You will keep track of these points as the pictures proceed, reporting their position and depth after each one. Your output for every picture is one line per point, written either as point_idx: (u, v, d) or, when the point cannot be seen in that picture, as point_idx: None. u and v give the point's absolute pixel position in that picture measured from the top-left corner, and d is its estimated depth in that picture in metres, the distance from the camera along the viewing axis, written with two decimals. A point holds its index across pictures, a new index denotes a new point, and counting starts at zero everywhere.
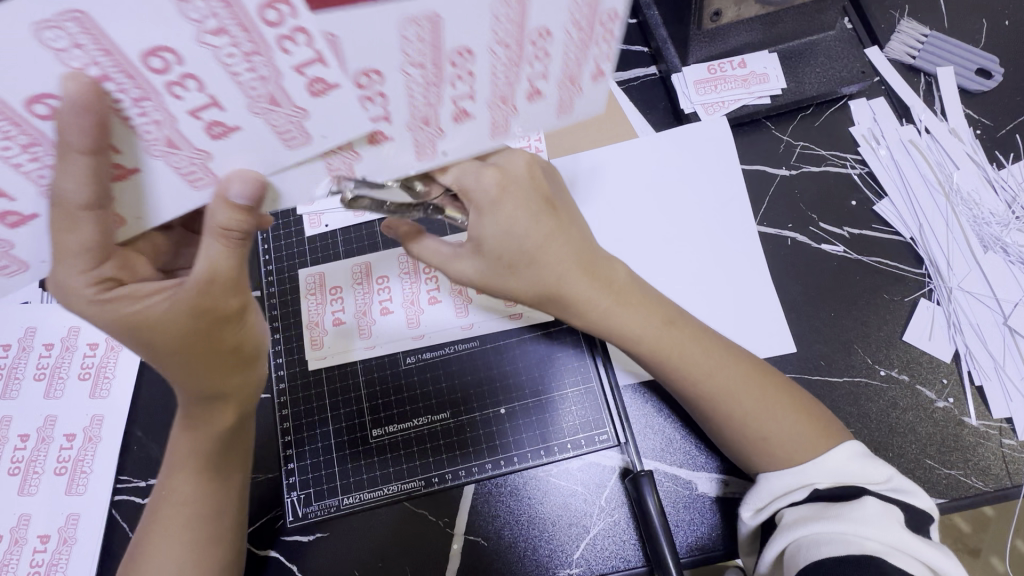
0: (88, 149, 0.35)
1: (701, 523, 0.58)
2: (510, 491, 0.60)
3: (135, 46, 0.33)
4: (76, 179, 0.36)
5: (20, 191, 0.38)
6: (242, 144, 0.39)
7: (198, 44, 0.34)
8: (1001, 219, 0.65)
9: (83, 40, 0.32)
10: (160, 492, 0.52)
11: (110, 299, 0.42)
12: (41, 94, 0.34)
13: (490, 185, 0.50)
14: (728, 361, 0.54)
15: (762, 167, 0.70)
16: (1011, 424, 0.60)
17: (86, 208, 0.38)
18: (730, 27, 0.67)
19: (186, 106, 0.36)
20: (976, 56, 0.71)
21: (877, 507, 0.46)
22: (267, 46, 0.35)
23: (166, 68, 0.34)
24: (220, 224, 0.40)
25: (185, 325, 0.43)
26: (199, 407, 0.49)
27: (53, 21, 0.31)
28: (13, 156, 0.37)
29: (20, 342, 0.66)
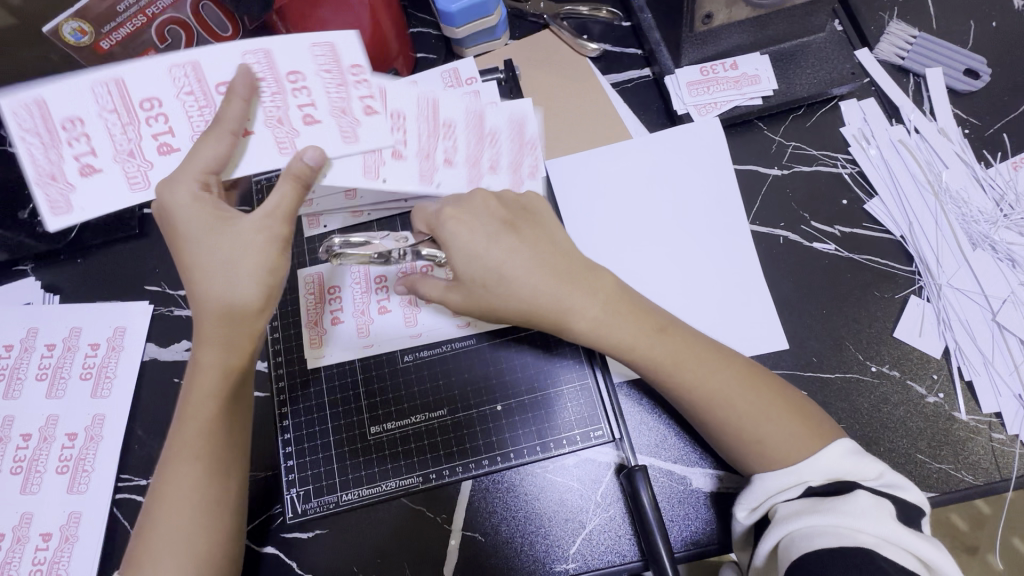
0: (246, 99, 0.53)
1: (695, 519, 0.59)
2: (506, 488, 0.61)
3: (286, 67, 0.56)
4: (230, 113, 0.51)
5: (180, 130, 0.54)
6: (317, 135, 0.56)
7: (315, 74, 0.57)
8: (989, 217, 0.66)
9: (262, 64, 0.56)
10: (162, 465, 0.50)
11: (201, 199, 0.49)
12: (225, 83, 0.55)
13: (445, 211, 0.58)
14: (722, 366, 0.54)
15: (755, 166, 0.71)
16: (1000, 418, 0.61)
17: (234, 134, 0.51)
18: (722, 30, 0.68)
19: (297, 103, 0.56)
20: (964, 56, 0.72)
21: (868, 500, 0.47)
22: (348, 83, 0.58)
23: (295, 82, 0.56)
24: (293, 170, 0.51)
25: (244, 240, 0.49)
26: (217, 333, 0.50)
27: (251, 51, 0.56)
28: (191, 110, 0.54)
29: (22, 343, 0.66)
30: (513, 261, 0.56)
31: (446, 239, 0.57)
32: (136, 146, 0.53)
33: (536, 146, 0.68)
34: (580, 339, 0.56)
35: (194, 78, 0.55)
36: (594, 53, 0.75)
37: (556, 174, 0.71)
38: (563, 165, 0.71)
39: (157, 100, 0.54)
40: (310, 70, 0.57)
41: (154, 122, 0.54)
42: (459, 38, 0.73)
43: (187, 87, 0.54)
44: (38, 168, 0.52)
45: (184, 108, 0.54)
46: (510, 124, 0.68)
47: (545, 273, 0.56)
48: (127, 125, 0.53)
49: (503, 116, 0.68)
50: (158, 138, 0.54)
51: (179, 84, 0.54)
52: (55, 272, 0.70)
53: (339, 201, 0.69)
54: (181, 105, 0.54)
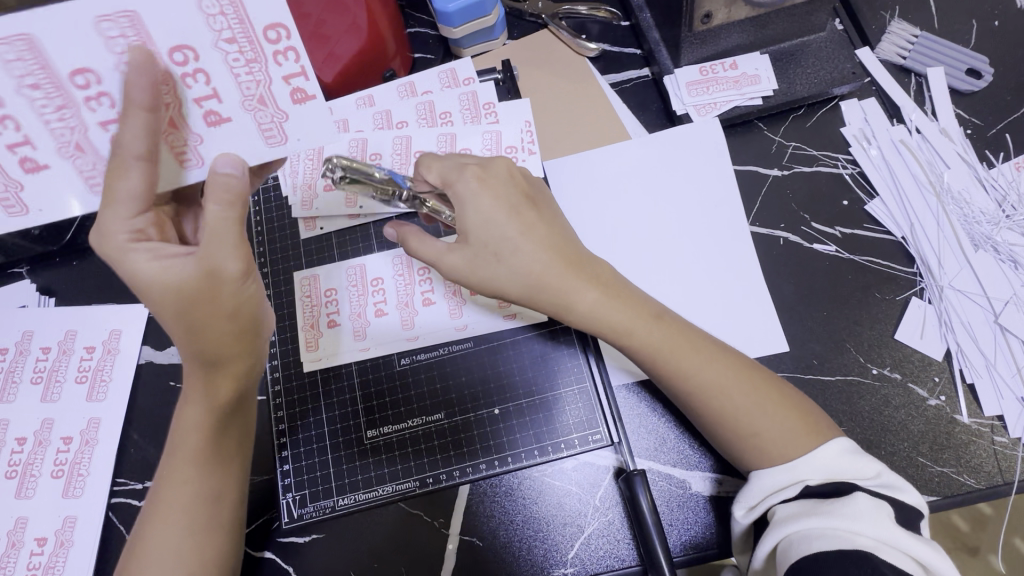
0: (149, 108, 0.43)
1: (695, 523, 0.58)
2: (504, 493, 0.60)
3: (166, 43, 0.45)
4: (136, 132, 0.43)
5: (41, 140, 0.47)
6: (228, 135, 0.49)
7: (212, 48, 0.46)
8: (991, 218, 0.66)
9: (127, 34, 0.44)
10: (163, 472, 0.51)
11: (135, 247, 0.46)
12: (83, 68, 0.45)
13: (471, 179, 0.55)
14: (717, 354, 0.54)
15: (755, 167, 0.70)
16: (1002, 421, 0.60)
17: (141, 159, 0.44)
18: (721, 29, 0.67)
19: (193, 95, 0.47)
20: (966, 56, 0.72)
21: (868, 503, 0.46)
22: (264, 56, 0.48)
23: (185, 63, 0.46)
24: (221, 189, 0.46)
25: (186, 282, 0.46)
26: (202, 372, 0.50)
27: (109, 16, 0.43)
28: (46, 113, 0.46)
29: (17, 346, 0.66)
30: (526, 241, 0.54)
31: (462, 198, 0.55)
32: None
33: (516, 152, 0.70)
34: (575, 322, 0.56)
35: (35, 62, 0.44)
36: (593, 53, 0.74)
37: (555, 175, 0.70)
38: (562, 166, 0.71)
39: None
40: (205, 42, 0.46)
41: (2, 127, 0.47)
42: (457, 38, 0.72)
43: (29, 75, 0.45)
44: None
45: (33, 108, 0.46)
46: (485, 140, 0.70)
47: (552, 254, 0.55)
48: None
49: (476, 133, 0.70)
50: (15, 150, 0.48)
51: (17, 71, 0.44)
52: (50, 274, 0.70)
53: (336, 205, 0.68)
54: (28, 103, 0.46)
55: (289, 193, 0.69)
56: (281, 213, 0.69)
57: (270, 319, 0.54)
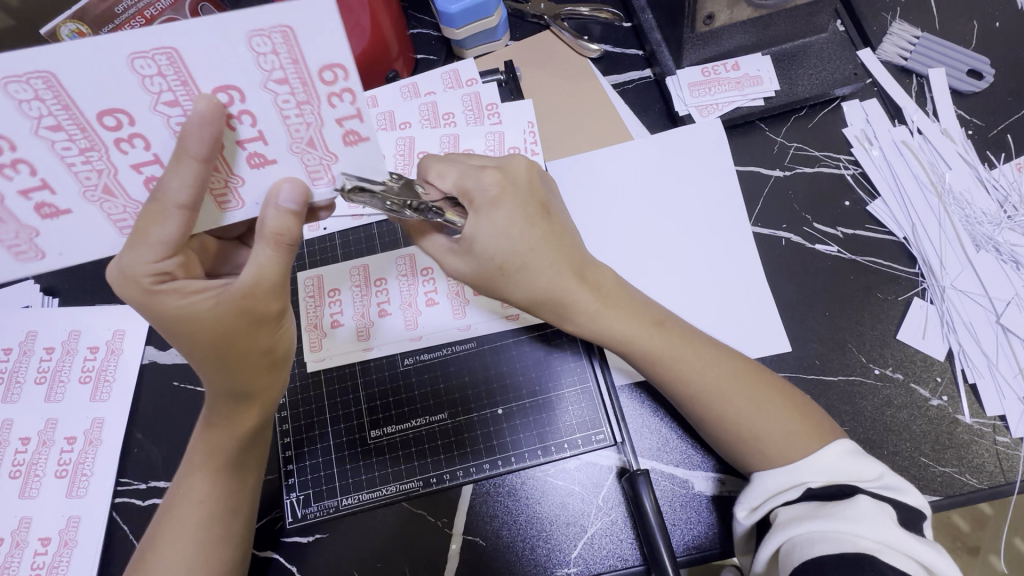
0: (203, 158, 0.39)
1: (697, 522, 0.58)
2: (508, 492, 0.60)
3: (207, 82, 0.38)
4: (182, 181, 0.39)
5: (62, 186, 0.41)
6: (271, 177, 0.44)
7: (261, 89, 0.39)
8: (992, 219, 0.66)
9: (166, 73, 0.37)
10: (179, 478, 0.53)
11: (160, 291, 0.43)
12: (112, 108, 0.38)
13: (490, 185, 0.53)
14: (718, 360, 0.54)
15: (757, 167, 0.70)
16: (1004, 421, 0.60)
17: (184, 208, 0.41)
18: (723, 30, 0.68)
19: (238, 137, 0.41)
20: (967, 57, 0.72)
21: (870, 505, 0.46)
22: (319, 99, 0.40)
23: (230, 103, 0.39)
24: (272, 229, 0.43)
25: (224, 321, 0.45)
26: (225, 407, 0.50)
27: (146, 53, 0.36)
28: (69, 155, 0.40)
29: (21, 346, 0.66)
30: (534, 251, 0.53)
31: (479, 208, 0.52)
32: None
33: (518, 151, 0.70)
34: (578, 329, 0.56)
35: (57, 102, 0.37)
36: (595, 54, 0.74)
37: (558, 175, 0.70)
38: (564, 167, 0.71)
39: (3, 140, 0.38)
40: (252, 82, 0.39)
41: (11, 171, 0.40)
42: (460, 39, 0.72)
43: (47, 116, 0.38)
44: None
45: (53, 152, 0.40)
46: (487, 138, 0.71)
47: (561, 262, 0.54)
48: None
49: (479, 133, 0.71)
50: (31, 196, 0.41)
51: (34, 112, 0.38)
52: (53, 275, 0.70)
53: (340, 206, 0.69)
54: (48, 146, 0.40)
55: None
56: None
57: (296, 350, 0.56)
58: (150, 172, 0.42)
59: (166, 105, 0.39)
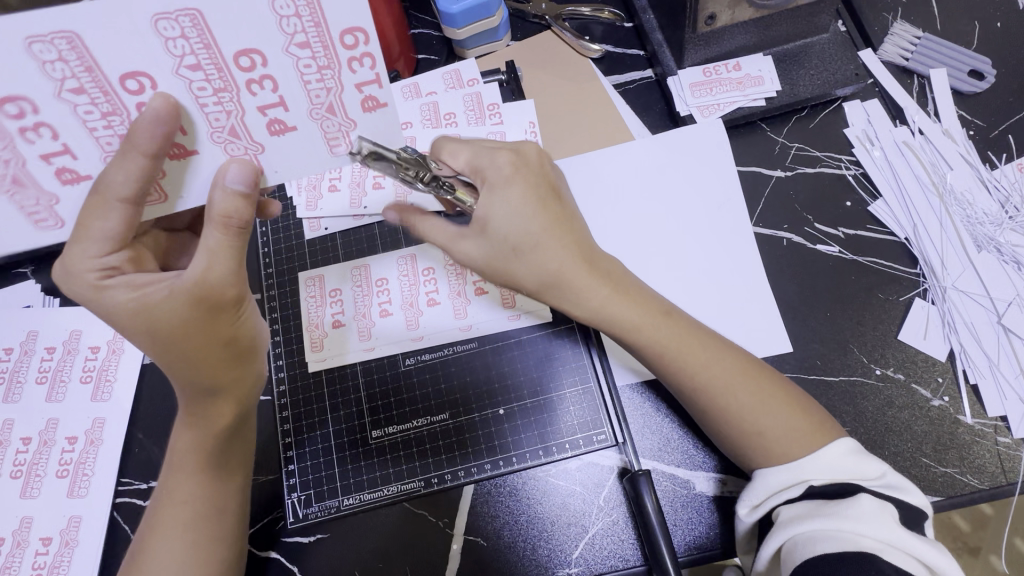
0: (151, 154, 0.41)
1: (699, 523, 0.58)
2: (509, 492, 0.60)
3: (230, 46, 0.40)
4: (128, 175, 0.41)
5: (83, 151, 0.42)
6: (290, 144, 0.45)
7: (283, 52, 0.41)
8: (994, 219, 0.66)
9: (189, 36, 0.39)
10: (167, 477, 0.52)
11: (107, 285, 0.44)
12: (135, 72, 0.39)
13: (504, 165, 0.54)
14: (723, 353, 0.54)
15: (758, 167, 0.70)
16: (1006, 422, 0.60)
17: (126, 203, 0.42)
18: (725, 31, 0.68)
19: (257, 103, 0.43)
20: (968, 57, 0.72)
21: (872, 504, 0.46)
22: (339, 63, 0.42)
23: (251, 68, 0.41)
24: (220, 211, 0.43)
25: (181, 317, 0.44)
26: (199, 401, 0.50)
27: (169, 15, 0.38)
28: (90, 119, 0.41)
29: (22, 346, 0.66)
30: (541, 237, 0.53)
31: (493, 185, 0.53)
32: (20, 171, 0.42)
33: None
34: (585, 317, 0.56)
35: (80, 62, 0.38)
36: (596, 54, 0.74)
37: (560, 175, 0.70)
38: (565, 167, 0.71)
39: (25, 101, 0.39)
40: (273, 46, 0.40)
41: (34, 135, 0.41)
42: (461, 39, 0.72)
43: (70, 78, 0.39)
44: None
45: (75, 115, 0.41)
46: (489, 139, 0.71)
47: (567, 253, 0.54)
48: None
49: (481, 134, 0.71)
50: (52, 160, 0.42)
51: (58, 74, 0.39)
52: (54, 275, 0.70)
53: (341, 205, 0.69)
54: (70, 109, 0.40)
55: (294, 193, 0.69)
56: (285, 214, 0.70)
57: (265, 341, 0.54)
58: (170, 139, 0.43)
59: (188, 69, 0.40)
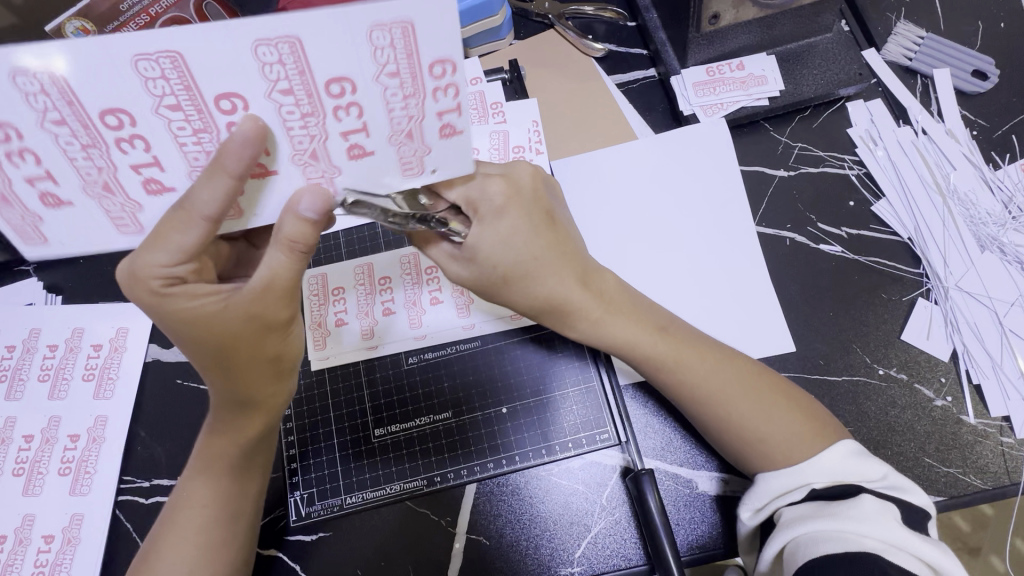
0: (238, 176, 0.38)
1: (700, 522, 0.58)
2: (512, 491, 0.60)
3: (323, 72, 0.38)
4: (214, 195, 0.38)
5: (172, 164, 0.41)
6: (366, 169, 0.43)
7: (373, 81, 0.39)
8: (998, 219, 0.66)
9: (285, 61, 0.37)
10: (187, 479, 0.52)
11: (170, 295, 0.41)
12: (230, 92, 0.38)
13: (496, 195, 0.51)
14: (724, 364, 0.54)
15: (761, 167, 0.70)
16: (1009, 423, 0.60)
17: (209, 221, 0.39)
18: (728, 31, 0.68)
19: (341, 128, 0.40)
20: (972, 57, 0.72)
21: (874, 504, 0.46)
22: (424, 92, 0.40)
23: (340, 95, 0.39)
24: (288, 234, 0.41)
25: (234, 327, 0.43)
26: (228, 416, 0.50)
27: (269, 40, 0.36)
28: (182, 135, 0.39)
29: (24, 344, 0.66)
30: (543, 261, 0.53)
31: (486, 221, 0.50)
32: (110, 178, 0.40)
33: (523, 152, 0.70)
34: (581, 337, 0.57)
35: (180, 81, 0.37)
36: (599, 53, 0.74)
37: (562, 175, 0.70)
38: (569, 166, 0.71)
39: (125, 114, 0.38)
40: (365, 73, 0.38)
41: (128, 146, 0.39)
42: (463, 38, 0.72)
43: (168, 95, 0.37)
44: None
45: (169, 130, 0.39)
46: (493, 138, 0.71)
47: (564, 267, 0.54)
48: (90, 149, 0.39)
49: (484, 133, 0.71)
50: (141, 171, 0.41)
51: (157, 90, 0.37)
52: (56, 273, 0.70)
53: None
54: (165, 125, 0.39)
55: None
56: None
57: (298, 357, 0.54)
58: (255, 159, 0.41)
59: (280, 92, 0.38)
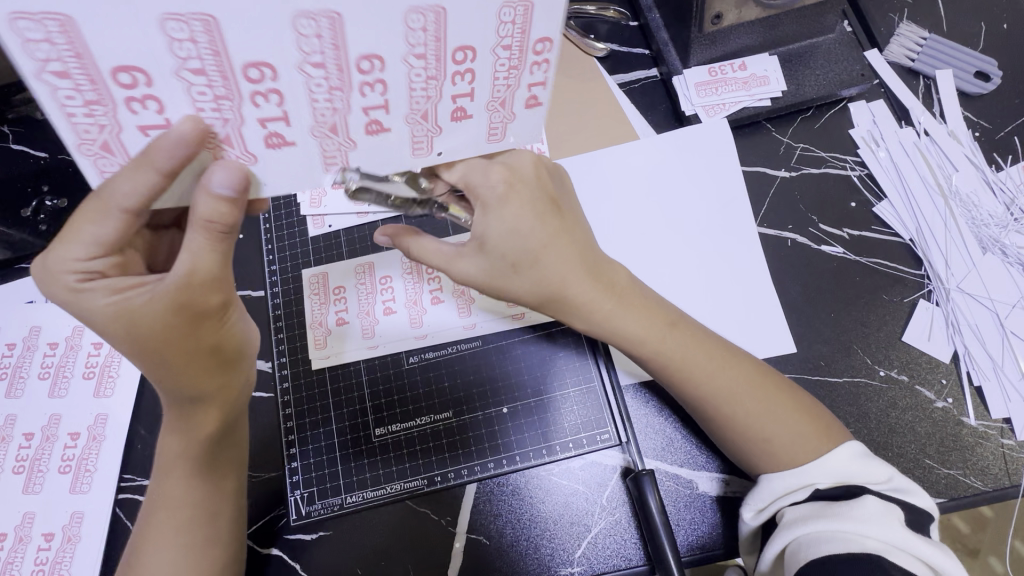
0: (165, 172, 0.40)
1: (701, 523, 0.58)
2: (512, 491, 0.60)
3: (454, 41, 0.40)
4: (134, 187, 0.40)
5: (297, 119, 0.42)
6: (462, 131, 0.46)
7: (489, 53, 0.41)
8: (1000, 221, 0.66)
9: (428, 29, 0.39)
10: (156, 480, 0.52)
11: (87, 290, 0.42)
12: (371, 53, 0.39)
13: (497, 182, 0.51)
14: (726, 360, 0.54)
15: (763, 167, 0.70)
16: (1010, 424, 0.60)
17: (125, 213, 0.41)
18: (731, 30, 0.67)
19: (452, 92, 0.43)
20: (974, 58, 0.72)
21: (877, 505, 0.46)
22: (524, 65, 0.43)
23: (461, 62, 0.41)
24: (203, 216, 0.41)
25: (160, 321, 0.42)
26: (180, 408, 0.48)
27: (421, 9, 0.38)
28: (317, 91, 0.40)
29: (24, 342, 0.66)
30: (552, 254, 0.52)
31: (487, 207, 0.51)
32: (233, 132, 0.41)
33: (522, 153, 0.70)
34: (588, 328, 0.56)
35: (332, 41, 0.38)
36: (601, 53, 0.74)
37: None
38: (570, 165, 0.71)
39: (267, 68, 0.38)
40: (484, 42, 0.41)
41: (261, 100, 0.40)
42: None
43: (316, 53, 0.38)
44: (81, 132, 0.39)
45: (307, 85, 0.40)
46: None
47: (581, 265, 0.53)
48: (221, 101, 0.40)
49: None
50: (266, 125, 0.41)
51: (307, 48, 0.38)
52: None
53: (346, 204, 0.69)
54: (303, 82, 0.40)
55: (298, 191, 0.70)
56: (288, 211, 0.70)
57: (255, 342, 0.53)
58: (374, 116, 0.43)
59: (190, 72, 0.38)
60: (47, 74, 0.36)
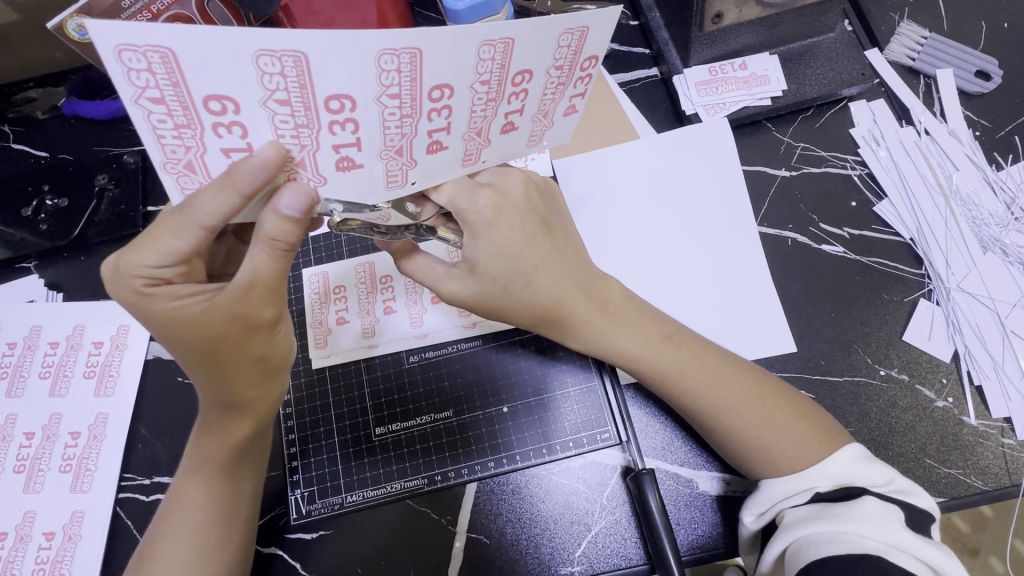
0: (246, 196, 0.39)
1: (702, 522, 0.58)
2: (512, 490, 0.60)
3: (430, 80, 0.39)
4: (215, 208, 0.39)
5: (369, 144, 0.42)
6: (438, 160, 0.46)
7: (468, 87, 0.41)
8: (1000, 220, 0.66)
9: (402, 69, 0.38)
10: (180, 480, 0.52)
11: (152, 296, 0.42)
12: (341, 93, 0.38)
13: (485, 207, 0.52)
14: (726, 372, 0.54)
15: (763, 167, 0.70)
16: (1010, 424, 0.60)
17: (205, 230, 0.40)
18: (731, 29, 0.67)
19: (429, 127, 0.43)
20: (974, 58, 0.72)
21: (876, 506, 0.46)
22: (540, 74, 0.43)
23: (438, 99, 0.41)
24: (268, 234, 0.41)
25: (218, 329, 0.43)
26: (216, 415, 0.50)
27: (394, 50, 0.37)
28: (283, 128, 0.39)
29: (25, 341, 0.66)
30: (543, 268, 0.53)
31: (476, 229, 0.51)
32: (307, 156, 0.41)
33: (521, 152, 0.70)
34: (583, 346, 0.56)
35: (297, 80, 0.36)
36: None
37: (563, 174, 0.70)
38: (570, 164, 0.71)
39: (348, 99, 0.38)
40: (542, 64, 0.42)
41: (338, 128, 0.40)
42: None
43: (280, 90, 0.37)
44: (167, 152, 0.39)
45: (272, 122, 0.38)
46: None
47: (575, 279, 0.54)
48: (300, 129, 0.39)
49: None
50: (339, 150, 0.41)
51: (271, 85, 0.36)
52: (57, 269, 0.70)
53: None
54: (379, 111, 0.40)
55: None
56: None
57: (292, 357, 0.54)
58: (346, 153, 0.42)
59: (276, 102, 0.37)
60: (143, 100, 0.36)
